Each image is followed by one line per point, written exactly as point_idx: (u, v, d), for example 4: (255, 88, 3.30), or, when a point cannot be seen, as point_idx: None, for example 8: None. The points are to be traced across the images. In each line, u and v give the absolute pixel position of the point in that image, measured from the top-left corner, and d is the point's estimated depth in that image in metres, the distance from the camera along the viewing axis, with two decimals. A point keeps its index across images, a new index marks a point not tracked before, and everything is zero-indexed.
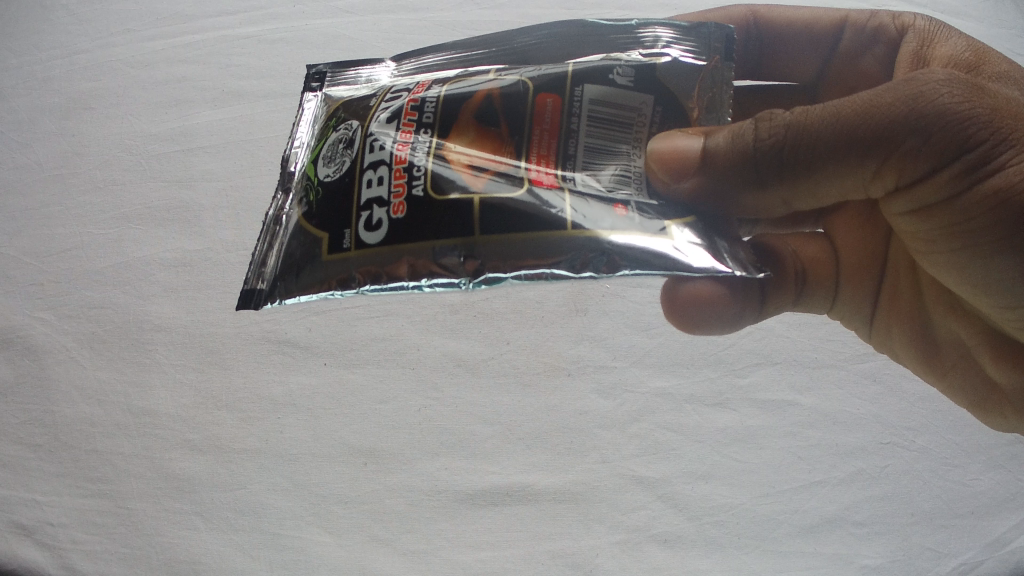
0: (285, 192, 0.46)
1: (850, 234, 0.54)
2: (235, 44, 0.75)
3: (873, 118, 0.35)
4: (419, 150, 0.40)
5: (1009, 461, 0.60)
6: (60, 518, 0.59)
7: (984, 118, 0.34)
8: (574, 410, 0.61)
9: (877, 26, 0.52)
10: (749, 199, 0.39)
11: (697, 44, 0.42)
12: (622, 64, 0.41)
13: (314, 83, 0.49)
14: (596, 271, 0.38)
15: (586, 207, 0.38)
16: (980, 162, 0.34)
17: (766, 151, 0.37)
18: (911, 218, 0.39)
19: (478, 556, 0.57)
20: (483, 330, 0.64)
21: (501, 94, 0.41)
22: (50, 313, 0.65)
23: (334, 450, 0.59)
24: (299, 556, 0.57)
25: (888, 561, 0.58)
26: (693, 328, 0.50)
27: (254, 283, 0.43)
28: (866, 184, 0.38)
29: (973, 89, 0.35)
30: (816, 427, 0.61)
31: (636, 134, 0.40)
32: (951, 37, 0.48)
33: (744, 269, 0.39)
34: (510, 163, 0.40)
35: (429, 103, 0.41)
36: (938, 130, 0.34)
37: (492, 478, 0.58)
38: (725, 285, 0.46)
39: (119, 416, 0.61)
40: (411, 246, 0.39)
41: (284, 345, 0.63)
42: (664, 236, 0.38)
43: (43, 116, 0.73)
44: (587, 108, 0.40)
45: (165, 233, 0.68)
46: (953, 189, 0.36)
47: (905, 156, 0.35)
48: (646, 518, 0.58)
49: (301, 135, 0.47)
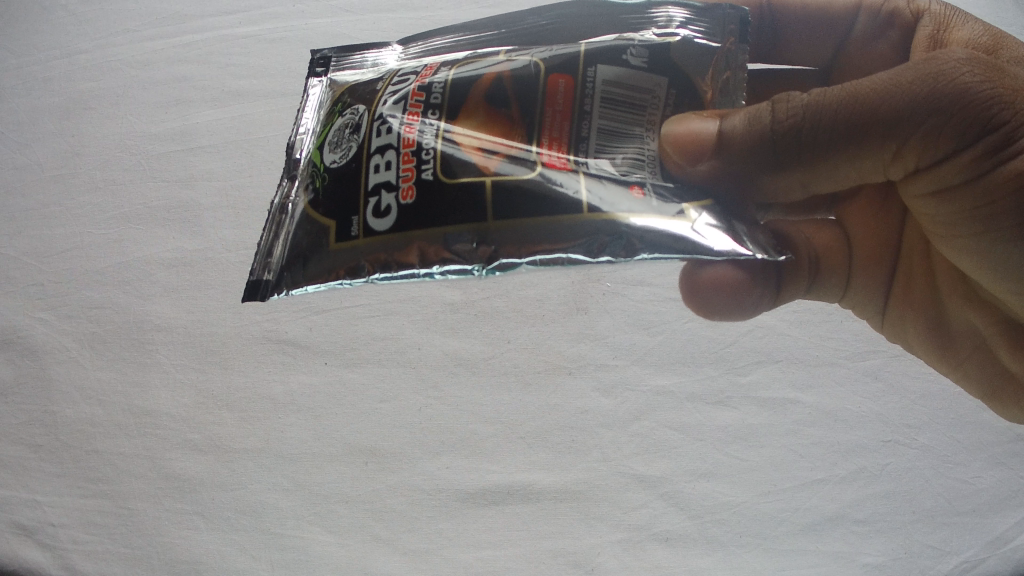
0: (290, 180, 0.46)
1: (863, 223, 0.54)
2: (236, 44, 0.75)
3: (891, 98, 0.36)
4: (427, 133, 0.40)
5: (1010, 458, 0.60)
6: (61, 518, 0.59)
7: (1005, 98, 0.35)
8: (575, 408, 0.60)
9: (892, 9, 0.52)
10: (766, 182, 0.40)
11: (712, 26, 0.42)
12: (635, 45, 0.41)
13: (318, 69, 0.49)
14: (613, 255, 0.37)
15: (601, 189, 0.38)
16: (1004, 143, 0.35)
17: (785, 132, 0.37)
18: (930, 201, 0.40)
19: (479, 556, 0.57)
20: (484, 330, 0.64)
21: (512, 76, 0.40)
22: (51, 313, 0.65)
23: (336, 449, 0.59)
24: (299, 556, 0.57)
25: (890, 559, 0.58)
26: (711, 313, 0.50)
27: (259, 274, 0.43)
28: (884, 167, 0.38)
29: (993, 69, 0.35)
30: (818, 424, 0.61)
31: (649, 117, 0.40)
32: (967, 23, 0.49)
33: (765, 252, 0.39)
34: (522, 148, 0.39)
35: (436, 85, 0.41)
36: (959, 110, 0.35)
37: (493, 477, 0.58)
38: (744, 270, 0.47)
39: (120, 416, 0.61)
40: (422, 234, 0.39)
41: (285, 345, 0.63)
42: (683, 219, 0.38)
43: (43, 116, 0.73)
44: (600, 89, 0.40)
45: (166, 233, 0.68)
46: (975, 170, 0.36)
47: (926, 136, 0.36)
48: (647, 517, 0.58)
49: (305, 121, 0.47)
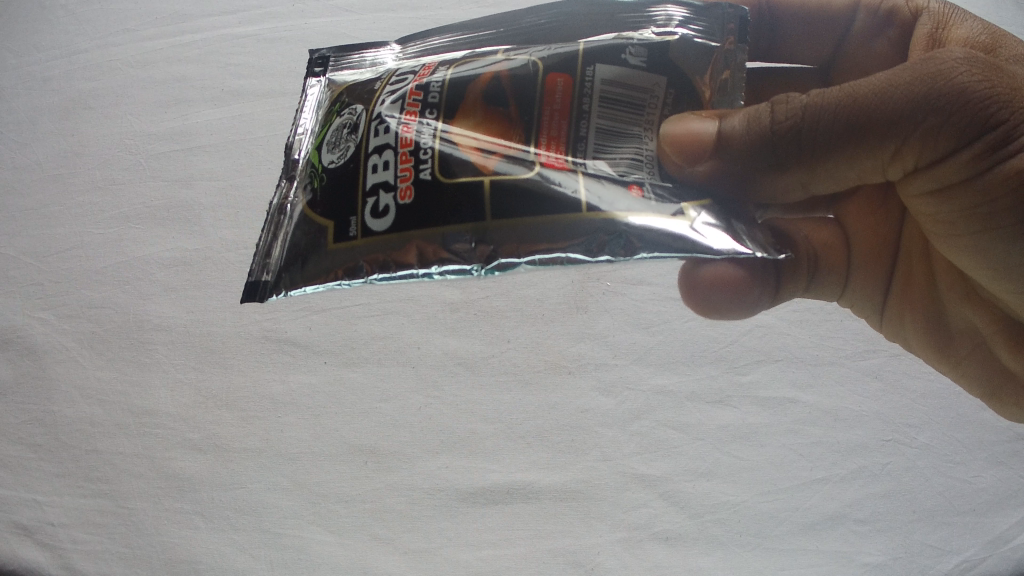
0: (288, 180, 0.46)
1: (862, 222, 0.54)
2: (235, 43, 0.75)
3: (889, 98, 0.36)
4: (424, 132, 0.40)
5: (1010, 458, 0.60)
6: (61, 518, 0.59)
7: (1004, 97, 0.34)
8: (575, 408, 0.60)
9: (891, 8, 0.52)
10: (766, 182, 0.40)
11: (710, 24, 0.42)
12: (634, 43, 0.40)
13: (317, 68, 0.49)
14: (613, 254, 0.37)
15: (600, 189, 0.38)
16: (1003, 142, 0.35)
17: (783, 133, 0.37)
18: (929, 200, 0.40)
19: (479, 555, 0.57)
20: (484, 329, 0.64)
21: (510, 75, 0.40)
22: (51, 313, 0.65)
23: (335, 449, 0.59)
24: (299, 556, 0.57)
25: (889, 558, 0.58)
26: (712, 312, 0.50)
27: (258, 275, 0.43)
28: (884, 166, 0.38)
29: (991, 68, 0.35)
30: (818, 424, 0.61)
31: (647, 116, 0.40)
32: (966, 20, 0.49)
33: (764, 251, 0.38)
34: (521, 147, 0.39)
35: (434, 85, 0.41)
36: (958, 110, 0.35)
37: (492, 477, 0.58)
38: (744, 268, 0.47)
39: (119, 416, 0.61)
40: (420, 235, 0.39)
41: (285, 345, 0.63)
42: (682, 218, 0.38)
43: (42, 116, 0.73)
44: (599, 88, 0.40)
45: (166, 233, 0.68)
46: (974, 169, 0.36)
47: (925, 136, 0.36)
48: (647, 516, 0.58)
49: (304, 121, 0.47)
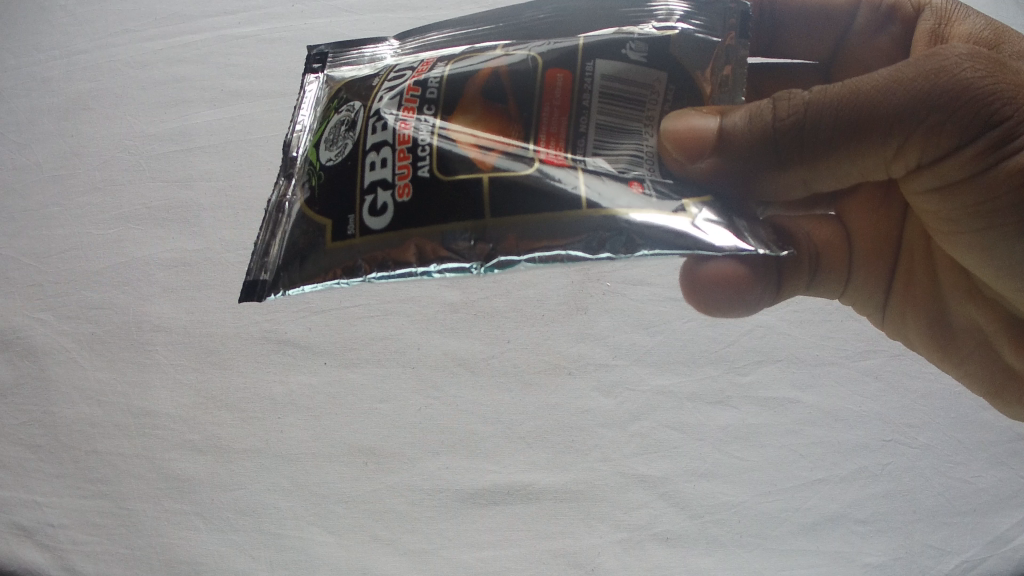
0: (286, 178, 0.46)
1: (865, 218, 0.53)
2: (235, 43, 0.75)
3: (890, 96, 0.35)
4: (423, 128, 0.40)
5: (1011, 458, 0.60)
6: (61, 519, 0.59)
7: (1008, 93, 0.34)
8: (575, 409, 0.60)
9: (893, 4, 0.52)
10: (768, 179, 0.40)
11: (711, 19, 0.42)
12: (634, 39, 0.40)
13: (315, 65, 0.49)
14: (613, 252, 0.38)
15: (601, 185, 0.38)
16: (1005, 139, 0.34)
17: (785, 131, 0.37)
18: (932, 198, 0.40)
19: (479, 556, 0.56)
20: (483, 329, 0.64)
21: (509, 71, 0.40)
22: (50, 314, 0.65)
23: (335, 450, 0.59)
24: (300, 557, 0.57)
25: (890, 559, 0.57)
26: (714, 310, 0.50)
27: (256, 275, 0.43)
28: (887, 165, 0.38)
29: (994, 63, 0.35)
30: (818, 424, 0.60)
31: (648, 112, 0.40)
32: (969, 16, 0.48)
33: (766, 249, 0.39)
34: (519, 145, 0.39)
35: (432, 81, 0.41)
36: (960, 108, 0.34)
37: (492, 477, 0.58)
38: (747, 266, 0.47)
39: (119, 416, 0.61)
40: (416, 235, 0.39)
41: (284, 346, 0.63)
42: (682, 215, 0.38)
43: (42, 117, 0.73)
44: (599, 84, 0.39)
45: (166, 233, 0.68)
46: (976, 167, 0.36)
47: (927, 134, 0.36)
48: (647, 517, 0.57)
49: (301, 118, 0.47)
